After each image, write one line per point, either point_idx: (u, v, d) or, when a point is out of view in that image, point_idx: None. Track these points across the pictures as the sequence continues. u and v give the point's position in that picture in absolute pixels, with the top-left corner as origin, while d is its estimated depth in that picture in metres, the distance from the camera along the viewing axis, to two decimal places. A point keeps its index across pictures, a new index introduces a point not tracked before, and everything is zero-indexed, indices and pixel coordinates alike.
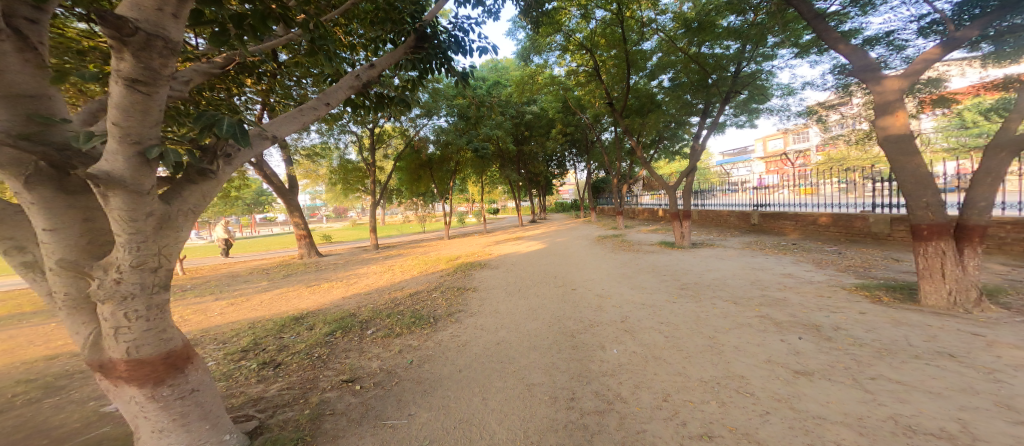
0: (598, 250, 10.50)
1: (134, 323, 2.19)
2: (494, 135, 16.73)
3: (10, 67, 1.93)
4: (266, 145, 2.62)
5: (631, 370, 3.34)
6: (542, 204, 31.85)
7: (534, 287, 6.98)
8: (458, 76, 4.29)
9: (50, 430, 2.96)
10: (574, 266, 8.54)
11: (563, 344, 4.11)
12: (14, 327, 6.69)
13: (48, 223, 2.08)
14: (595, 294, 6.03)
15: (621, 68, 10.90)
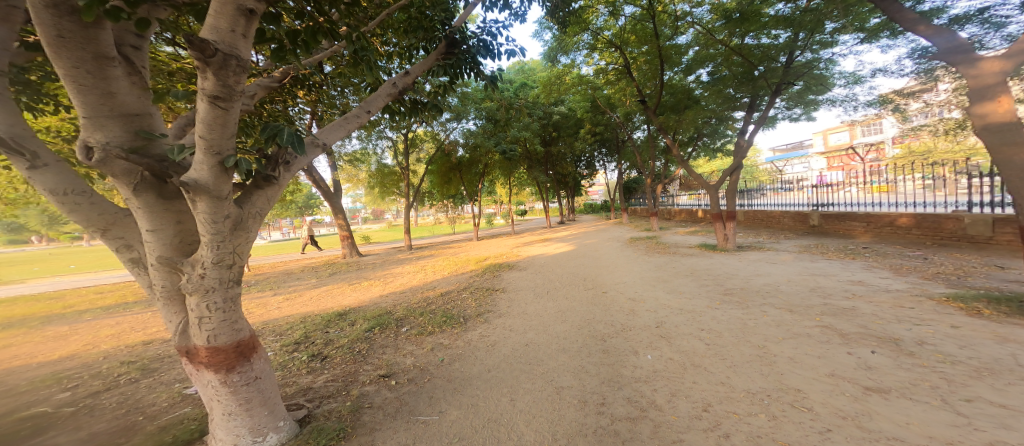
0: (630, 253, 10.25)
1: (214, 314, 2.38)
2: (522, 137, 16.80)
3: (124, 90, 2.20)
4: (319, 152, 2.83)
5: (667, 377, 3.23)
6: (571, 205, 31.54)
7: (564, 288, 6.92)
8: (488, 79, 4.32)
9: (144, 407, 3.30)
10: (605, 268, 8.38)
11: (593, 348, 4.04)
12: (119, 314, 7.59)
13: (151, 224, 2.35)
14: (627, 298, 5.89)
15: (654, 64, 10.55)
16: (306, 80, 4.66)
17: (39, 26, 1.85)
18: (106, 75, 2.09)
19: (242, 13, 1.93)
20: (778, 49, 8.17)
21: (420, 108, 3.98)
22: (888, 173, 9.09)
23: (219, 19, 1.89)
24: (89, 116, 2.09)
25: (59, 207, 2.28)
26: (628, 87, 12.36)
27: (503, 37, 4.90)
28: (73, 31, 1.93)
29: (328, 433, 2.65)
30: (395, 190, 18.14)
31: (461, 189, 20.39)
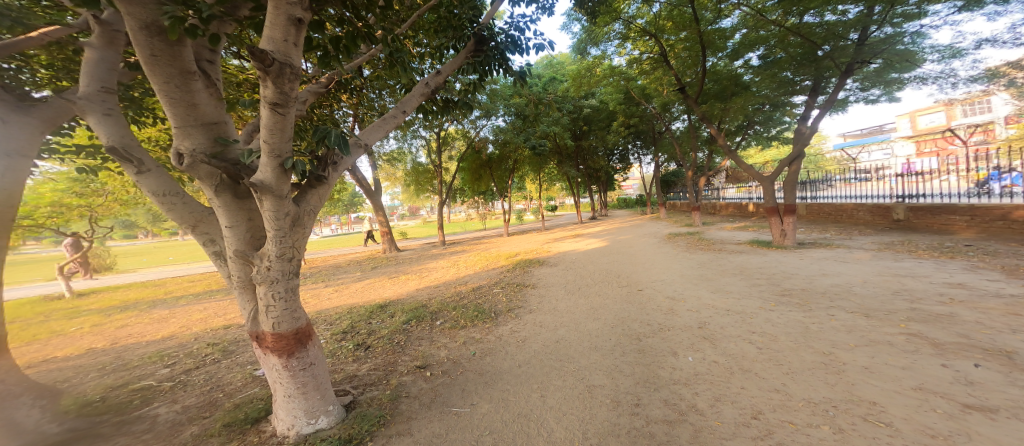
0: (668, 249, 9.89)
1: (277, 303, 2.54)
2: (551, 132, 16.69)
3: (203, 100, 2.42)
4: (362, 153, 2.95)
5: (710, 381, 3.09)
6: (604, 200, 30.80)
7: (598, 285, 6.80)
8: (517, 75, 4.28)
9: (222, 386, 3.64)
10: (640, 265, 8.14)
11: (627, 347, 3.95)
12: (210, 300, 8.46)
13: (229, 220, 2.56)
14: (666, 296, 5.69)
15: (694, 51, 10.03)
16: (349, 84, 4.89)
17: (137, 47, 2.10)
18: (188, 87, 2.31)
19: (292, 22, 2.08)
20: (847, 25, 7.38)
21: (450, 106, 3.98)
22: (999, 157, 8.01)
23: (274, 30, 2.06)
24: (178, 125, 2.33)
25: (160, 207, 2.64)
26: (665, 76, 11.86)
27: (531, 31, 4.85)
28: (162, 49, 2.17)
29: (370, 419, 2.78)
30: (429, 187, 18.60)
31: (491, 185, 20.56)
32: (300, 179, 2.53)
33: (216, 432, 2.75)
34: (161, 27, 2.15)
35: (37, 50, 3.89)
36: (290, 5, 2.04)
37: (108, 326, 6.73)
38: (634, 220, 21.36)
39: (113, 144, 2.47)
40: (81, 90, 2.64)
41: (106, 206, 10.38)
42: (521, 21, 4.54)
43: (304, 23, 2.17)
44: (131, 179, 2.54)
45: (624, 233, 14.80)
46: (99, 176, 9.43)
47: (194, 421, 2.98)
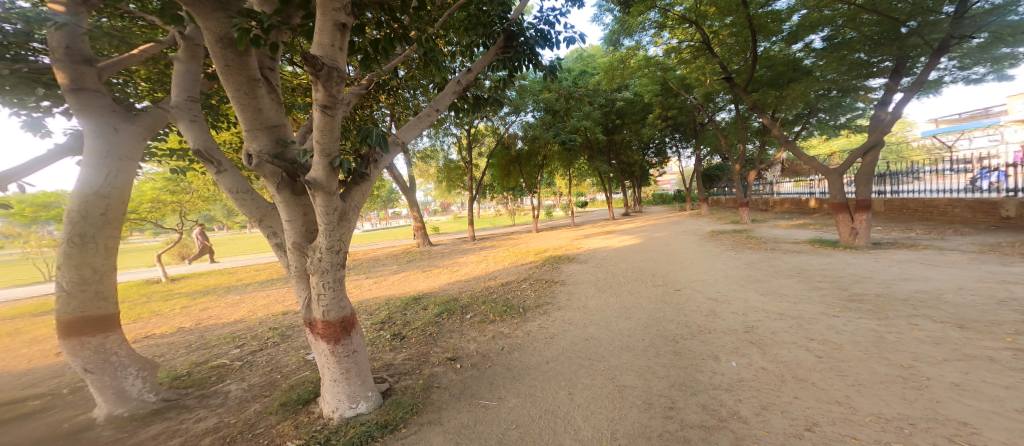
0: (710, 247, 9.44)
1: (326, 292, 2.70)
2: (582, 126, 16.44)
3: (266, 104, 2.60)
4: (401, 151, 3.05)
5: (757, 389, 2.92)
6: (638, 195, 29.86)
7: (630, 284, 6.62)
8: (547, 70, 4.24)
9: (280, 368, 3.94)
10: (678, 264, 7.84)
11: (662, 349, 3.82)
12: (269, 287, 9.20)
13: (287, 215, 2.73)
14: (707, 297, 5.43)
15: (741, 36, 9.47)
16: (387, 85, 5.05)
17: (213, 59, 2.30)
18: (253, 93, 2.48)
19: (337, 27, 2.18)
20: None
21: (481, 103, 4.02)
22: None
23: (322, 36, 2.18)
24: (247, 129, 2.53)
25: (234, 203, 2.90)
26: (707, 65, 11.29)
27: (561, 24, 4.75)
28: (233, 59, 2.35)
29: (404, 407, 2.89)
30: (461, 183, 18.91)
31: (521, 181, 20.61)
32: (346, 177, 2.65)
33: (273, 411, 2.98)
34: (231, 38, 2.32)
35: (138, 66, 4.41)
36: (334, 11, 2.13)
37: (194, 307, 7.53)
38: (671, 217, 20.56)
39: (198, 147, 2.78)
40: (172, 100, 2.97)
41: (193, 202, 11.43)
42: (551, 14, 4.46)
43: (348, 28, 2.27)
44: (212, 178, 2.84)
45: (661, 230, 14.30)
46: (186, 175, 10.60)
47: (257, 399, 3.25)
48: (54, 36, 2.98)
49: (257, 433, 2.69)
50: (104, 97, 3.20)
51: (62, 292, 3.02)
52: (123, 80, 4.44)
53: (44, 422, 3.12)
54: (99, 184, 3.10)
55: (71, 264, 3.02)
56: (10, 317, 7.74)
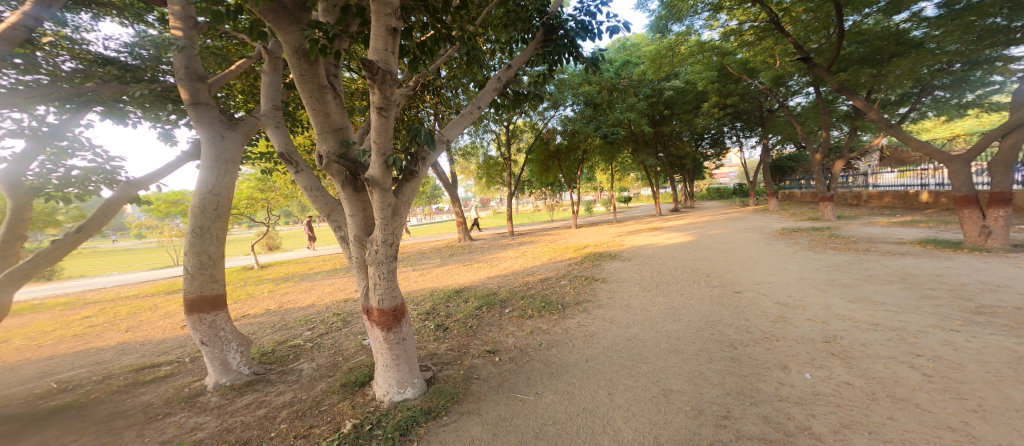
0: (780, 247, 8.59)
1: (381, 281, 2.87)
2: (625, 118, 15.94)
3: (332, 108, 2.79)
4: (447, 149, 3.15)
5: (835, 405, 2.62)
6: (691, 190, 28.01)
7: (680, 284, 6.24)
8: (588, 62, 4.10)
9: (341, 351, 4.28)
10: (738, 264, 7.24)
11: (718, 354, 3.57)
12: (331, 277, 10.03)
13: (350, 210, 2.93)
14: (775, 302, 4.96)
15: (817, 10, 8.56)
16: (432, 84, 5.20)
17: (291, 70, 2.52)
18: (321, 98, 2.68)
19: (389, 31, 2.31)
20: None
21: (522, 98, 4.05)
22: None
23: (376, 41, 2.31)
24: (319, 132, 2.76)
25: (309, 199, 3.20)
26: (776, 45, 10.51)
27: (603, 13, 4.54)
28: (304, 68, 2.55)
29: (446, 395, 3.01)
30: (499, 179, 19.03)
31: (560, 176, 20.35)
32: (398, 174, 2.79)
33: (335, 390, 3.25)
34: (304, 49, 2.54)
35: (235, 80, 5.00)
36: (386, 16, 2.28)
37: (277, 291, 8.48)
38: (728, 213, 19.07)
39: (281, 149, 3.10)
40: (262, 109, 3.34)
41: (277, 199, 12.68)
42: (591, 3, 4.27)
43: (398, 31, 2.40)
44: (292, 177, 3.15)
45: (717, 227, 13.32)
46: (271, 176, 11.89)
47: (323, 378, 3.56)
48: (176, 57, 3.41)
49: (322, 409, 2.95)
50: (213, 109, 3.64)
51: (188, 274, 3.49)
52: (225, 94, 5.09)
53: (171, 385, 3.70)
54: (212, 182, 3.55)
55: (194, 251, 3.49)
56: (148, 294, 9.31)
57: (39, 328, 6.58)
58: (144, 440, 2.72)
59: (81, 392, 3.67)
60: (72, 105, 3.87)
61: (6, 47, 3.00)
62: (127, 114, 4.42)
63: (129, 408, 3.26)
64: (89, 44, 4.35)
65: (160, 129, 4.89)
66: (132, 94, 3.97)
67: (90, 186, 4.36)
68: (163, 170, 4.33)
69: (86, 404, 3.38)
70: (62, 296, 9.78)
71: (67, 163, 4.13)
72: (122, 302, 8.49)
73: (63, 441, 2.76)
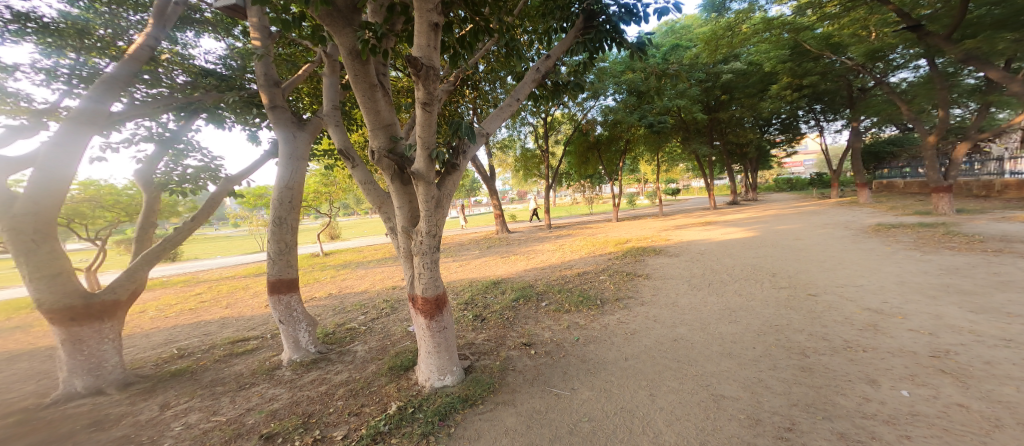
0: (872, 246, 7.48)
1: (425, 271, 3.00)
2: (673, 106, 15.00)
3: (382, 106, 2.93)
4: (487, 141, 3.19)
5: (941, 428, 2.26)
6: (755, 181, 25.50)
7: (738, 284, 5.74)
8: (634, 47, 3.76)
9: (389, 335, 4.59)
10: (811, 264, 6.48)
11: (785, 362, 3.25)
12: (381, 265, 10.74)
13: (399, 202, 3.09)
14: (857, 309, 4.36)
15: None
16: (470, 80, 5.17)
17: (346, 71, 2.69)
18: (372, 96, 2.83)
19: (430, 27, 2.40)
20: None
21: (561, 89, 3.87)
22: None
23: (419, 38, 2.42)
24: (373, 129, 2.93)
25: (364, 192, 3.44)
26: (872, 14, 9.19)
27: None
28: (357, 68, 2.71)
29: (482, 384, 3.09)
30: (537, 172, 18.87)
31: (600, 167, 19.72)
32: (442, 167, 2.89)
33: (384, 372, 3.50)
34: (356, 50, 2.68)
35: (302, 84, 5.47)
36: (428, 12, 2.37)
37: (335, 277, 9.26)
38: (800, 206, 17.08)
39: (340, 146, 3.36)
40: (324, 109, 3.62)
41: (336, 192, 13.76)
42: None
43: (439, 26, 2.49)
44: (349, 172, 3.41)
45: (786, 222, 11.96)
46: (333, 172, 13.03)
47: (373, 361, 3.85)
48: (257, 65, 3.80)
49: (372, 390, 3.19)
50: (285, 111, 4.03)
51: (269, 259, 3.93)
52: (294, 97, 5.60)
53: (255, 358, 4.24)
54: (287, 177, 3.97)
55: (273, 240, 3.93)
56: (241, 276, 10.71)
57: (165, 301, 7.93)
58: (235, 405, 3.14)
59: (191, 360, 4.34)
60: (184, 112, 4.49)
61: (135, 65, 3.58)
62: (224, 120, 4.98)
63: (226, 375, 3.79)
64: (194, 59, 5.02)
65: (249, 131, 5.50)
66: (225, 101, 4.54)
67: (202, 182, 4.96)
68: (250, 168, 4.90)
69: (196, 370, 4.00)
70: (180, 275, 11.62)
71: (185, 163, 4.78)
72: (222, 282, 9.89)
73: (179, 401, 3.29)
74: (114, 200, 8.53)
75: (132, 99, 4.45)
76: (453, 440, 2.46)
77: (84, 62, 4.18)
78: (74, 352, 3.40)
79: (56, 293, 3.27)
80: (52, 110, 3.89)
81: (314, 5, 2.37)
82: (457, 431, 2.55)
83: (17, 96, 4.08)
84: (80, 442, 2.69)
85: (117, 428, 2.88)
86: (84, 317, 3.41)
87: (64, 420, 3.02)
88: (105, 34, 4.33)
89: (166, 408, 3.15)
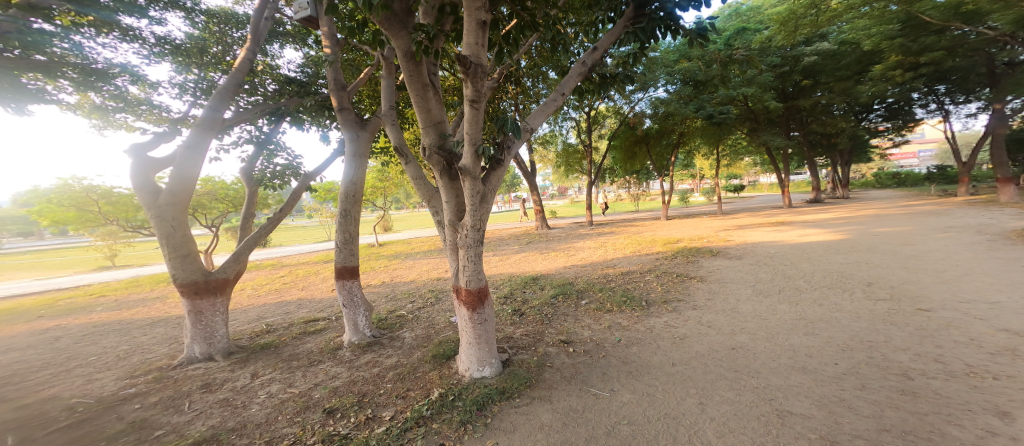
0: (1015, 255, 6.05)
1: (469, 264, 3.08)
2: (737, 95, 13.64)
3: (433, 104, 3.05)
4: (531, 137, 3.18)
5: None
6: (848, 177, 22.08)
7: (818, 292, 5.03)
8: (693, 34, 3.37)
9: (434, 324, 4.83)
10: (921, 275, 5.44)
11: (875, 382, 2.79)
12: (429, 256, 11.34)
13: (446, 196, 3.19)
14: (984, 330, 3.57)
15: None
16: (512, 77, 5.12)
17: (401, 71, 2.83)
18: (424, 95, 2.95)
19: (478, 25, 2.47)
20: None
21: (609, 82, 3.68)
22: None
23: (468, 36, 2.50)
24: (425, 126, 3.06)
25: (417, 187, 3.62)
26: None
27: None
28: (411, 69, 2.85)
29: (519, 378, 3.12)
30: (579, 167, 18.39)
31: (648, 162, 18.60)
32: (486, 162, 2.93)
33: (428, 359, 3.69)
34: (411, 52, 2.82)
35: (364, 87, 5.89)
36: (476, 10, 2.44)
37: (386, 267, 9.98)
38: (907, 206, 14.39)
39: (396, 144, 3.57)
40: (382, 109, 3.83)
41: (388, 186, 14.82)
42: None
43: (487, 23, 2.54)
44: (403, 168, 3.62)
45: (886, 224, 10.19)
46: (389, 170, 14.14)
47: (420, 348, 4.08)
48: (328, 71, 4.18)
49: (417, 376, 3.38)
50: (350, 113, 4.39)
51: (336, 248, 4.34)
52: (357, 99, 6.06)
53: (323, 338, 4.73)
54: (352, 174, 4.34)
55: (339, 230, 4.33)
56: (314, 262, 12.03)
57: (257, 281, 9.22)
58: (305, 379, 3.54)
59: (275, 335, 4.99)
60: (273, 116, 5.14)
61: (239, 76, 4.17)
62: (304, 122, 5.57)
63: (300, 351, 4.30)
64: (280, 68, 5.66)
65: (323, 132, 6.07)
66: (304, 105, 5.09)
67: (287, 178, 5.64)
68: (322, 166, 5.44)
69: (278, 344, 4.58)
70: (269, 260, 13.36)
71: (274, 161, 5.47)
72: (300, 267, 11.20)
73: (264, 371, 3.80)
74: (224, 193, 10.17)
75: (237, 107, 5.19)
76: (490, 430, 2.53)
77: (204, 77, 4.96)
78: (195, 321, 4.11)
79: (186, 270, 3.96)
80: (183, 119, 4.69)
81: (375, 11, 2.52)
82: (494, 422, 2.61)
83: (159, 108, 4.98)
84: (195, 400, 3.25)
85: (221, 391, 3.42)
86: (204, 291, 4.07)
87: (185, 380, 3.66)
88: (218, 50, 5.09)
89: (256, 377, 3.66)
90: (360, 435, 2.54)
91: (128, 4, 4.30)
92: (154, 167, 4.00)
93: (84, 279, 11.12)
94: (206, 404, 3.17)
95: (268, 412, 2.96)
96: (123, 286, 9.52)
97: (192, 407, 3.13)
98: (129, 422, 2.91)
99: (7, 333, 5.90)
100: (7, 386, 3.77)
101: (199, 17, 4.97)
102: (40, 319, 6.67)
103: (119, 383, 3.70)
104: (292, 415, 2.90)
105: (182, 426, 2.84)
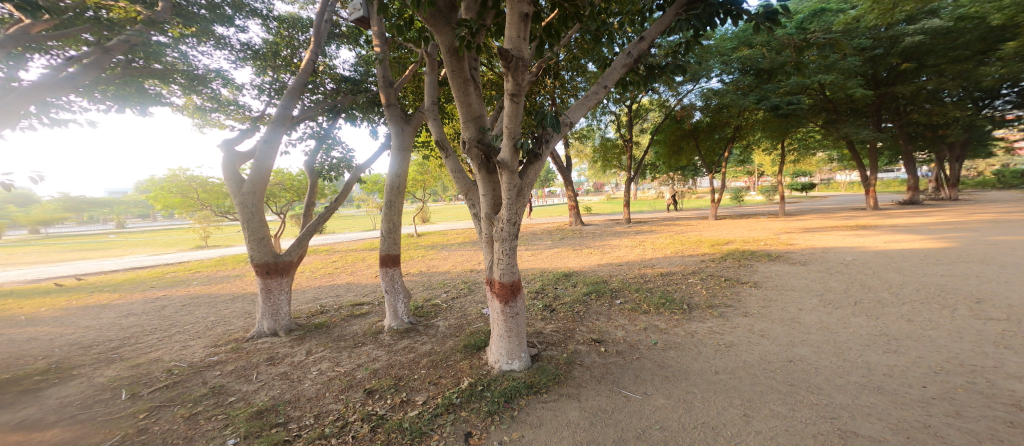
0: None
1: (502, 256, 3.09)
2: (810, 82, 12.19)
3: (473, 99, 3.07)
4: (570, 130, 3.09)
5: None
6: (957, 175, 18.82)
7: (906, 307, 4.34)
8: (758, 18, 3.03)
9: (466, 315, 4.93)
10: None
11: (973, 411, 2.36)
12: (465, 248, 11.65)
13: (484, 188, 3.22)
14: None
15: None
16: (552, 70, 5.02)
17: (444, 67, 2.90)
18: (464, 90, 2.99)
19: (520, 18, 2.44)
20: None
21: (657, 73, 3.44)
22: None
23: (511, 29, 2.48)
24: (465, 120, 3.09)
25: (456, 180, 3.67)
26: None
27: None
28: (452, 64, 2.89)
29: (547, 374, 3.08)
30: (618, 163, 17.65)
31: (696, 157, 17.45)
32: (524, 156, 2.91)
33: (459, 349, 3.78)
34: (454, 47, 2.86)
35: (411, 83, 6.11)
36: (518, 2, 2.40)
37: (423, 256, 10.43)
38: None
39: (437, 137, 3.65)
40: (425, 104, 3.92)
41: (426, 180, 15.43)
42: None
43: (529, 16, 2.50)
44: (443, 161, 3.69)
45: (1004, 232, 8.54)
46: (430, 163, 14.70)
47: (452, 337, 4.18)
48: (378, 69, 4.39)
49: (449, 364, 3.48)
50: (397, 109, 4.58)
51: (381, 236, 4.59)
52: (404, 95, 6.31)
53: (368, 321, 5.06)
54: (397, 167, 4.56)
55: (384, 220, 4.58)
56: (361, 249, 12.94)
57: (314, 265, 10.09)
58: (350, 359, 3.81)
59: (328, 315, 5.42)
60: (331, 113, 5.56)
61: (305, 76, 4.53)
62: (358, 119, 5.95)
63: (347, 332, 4.63)
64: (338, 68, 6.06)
65: (374, 127, 6.45)
66: (357, 102, 5.42)
67: (341, 170, 6.09)
68: (372, 158, 5.77)
69: (330, 325, 4.97)
70: (324, 246, 14.58)
71: (331, 154, 5.92)
72: (349, 253, 12.09)
73: (317, 348, 4.15)
74: (291, 184, 11.28)
75: (302, 106, 5.66)
76: (516, 422, 2.53)
77: (278, 78, 5.48)
78: (265, 299, 4.59)
79: (261, 252, 4.43)
80: (260, 117, 5.23)
81: (421, 8, 2.58)
82: (520, 415, 2.60)
83: (243, 108, 5.60)
84: (261, 371, 3.63)
85: (282, 364, 3.79)
86: (273, 271, 4.53)
87: (256, 352, 4.12)
88: (287, 54, 5.57)
89: (310, 354, 4.00)
90: (395, 417, 2.68)
91: (220, 15, 4.88)
92: (238, 160, 4.50)
93: (182, 257, 12.91)
94: (270, 376, 3.54)
95: (318, 388, 3.23)
96: (212, 264, 10.95)
97: (259, 377, 3.51)
98: (211, 387, 3.34)
99: (127, 299, 7.06)
100: (124, 346, 4.50)
101: (272, 23, 5.47)
102: (151, 289, 7.93)
103: (206, 350, 4.26)
104: (338, 391, 3.14)
105: (249, 394, 3.19)
